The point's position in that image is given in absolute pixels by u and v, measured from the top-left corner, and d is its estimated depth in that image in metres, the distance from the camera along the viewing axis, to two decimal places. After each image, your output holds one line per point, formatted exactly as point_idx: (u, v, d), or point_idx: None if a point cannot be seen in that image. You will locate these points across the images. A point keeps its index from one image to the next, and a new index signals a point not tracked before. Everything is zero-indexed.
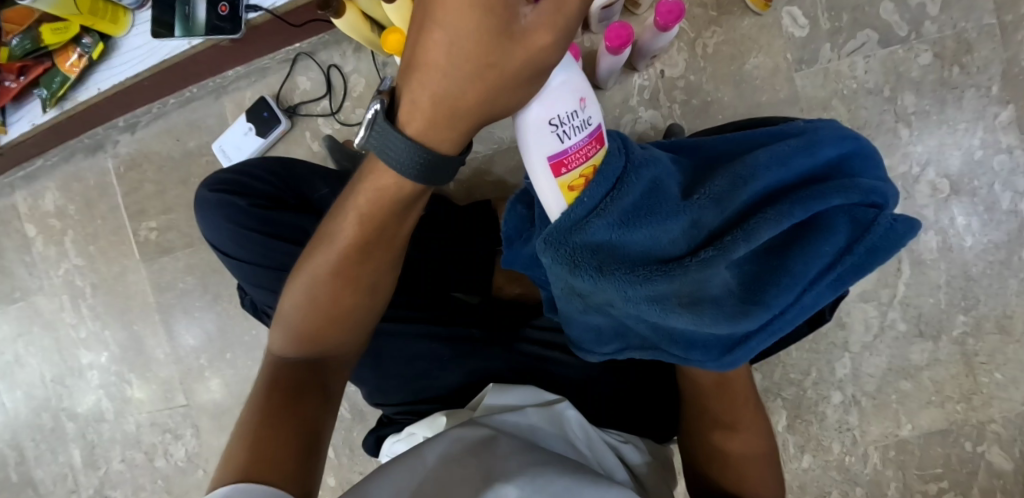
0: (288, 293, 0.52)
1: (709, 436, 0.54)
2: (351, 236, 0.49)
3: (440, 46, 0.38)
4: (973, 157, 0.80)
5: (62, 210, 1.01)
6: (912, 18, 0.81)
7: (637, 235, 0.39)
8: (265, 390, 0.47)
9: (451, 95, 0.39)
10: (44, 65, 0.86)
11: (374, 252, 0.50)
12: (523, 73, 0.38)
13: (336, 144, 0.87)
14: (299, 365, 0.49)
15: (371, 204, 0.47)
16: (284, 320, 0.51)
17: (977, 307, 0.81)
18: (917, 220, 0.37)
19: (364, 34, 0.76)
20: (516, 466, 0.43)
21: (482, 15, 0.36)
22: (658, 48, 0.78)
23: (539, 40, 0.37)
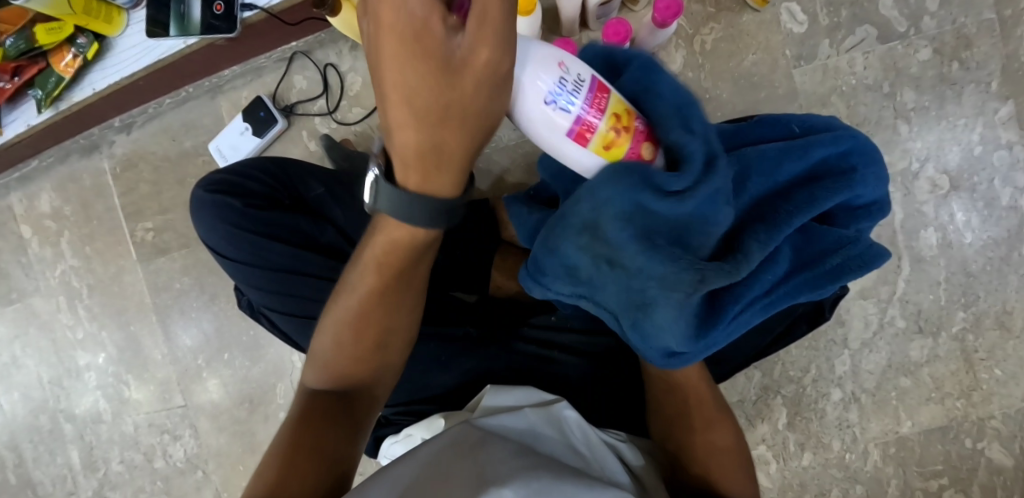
0: (319, 332, 0.52)
1: (684, 433, 0.56)
2: (372, 281, 0.50)
3: (397, 103, 0.38)
4: (973, 153, 0.80)
5: (58, 211, 1.00)
6: (911, 13, 0.80)
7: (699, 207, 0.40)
8: (296, 420, 0.48)
9: (421, 116, 0.38)
10: (38, 65, 0.85)
11: (397, 292, 0.51)
12: (484, 91, 0.37)
13: (332, 143, 0.87)
14: (329, 396, 0.50)
15: (388, 252, 0.48)
16: (315, 356, 0.52)
17: (977, 303, 0.81)
18: (887, 257, 0.46)
19: (360, 32, 0.76)
20: (516, 468, 0.42)
21: (417, 60, 0.36)
22: (655, 44, 0.78)
23: (482, 57, 0.35)
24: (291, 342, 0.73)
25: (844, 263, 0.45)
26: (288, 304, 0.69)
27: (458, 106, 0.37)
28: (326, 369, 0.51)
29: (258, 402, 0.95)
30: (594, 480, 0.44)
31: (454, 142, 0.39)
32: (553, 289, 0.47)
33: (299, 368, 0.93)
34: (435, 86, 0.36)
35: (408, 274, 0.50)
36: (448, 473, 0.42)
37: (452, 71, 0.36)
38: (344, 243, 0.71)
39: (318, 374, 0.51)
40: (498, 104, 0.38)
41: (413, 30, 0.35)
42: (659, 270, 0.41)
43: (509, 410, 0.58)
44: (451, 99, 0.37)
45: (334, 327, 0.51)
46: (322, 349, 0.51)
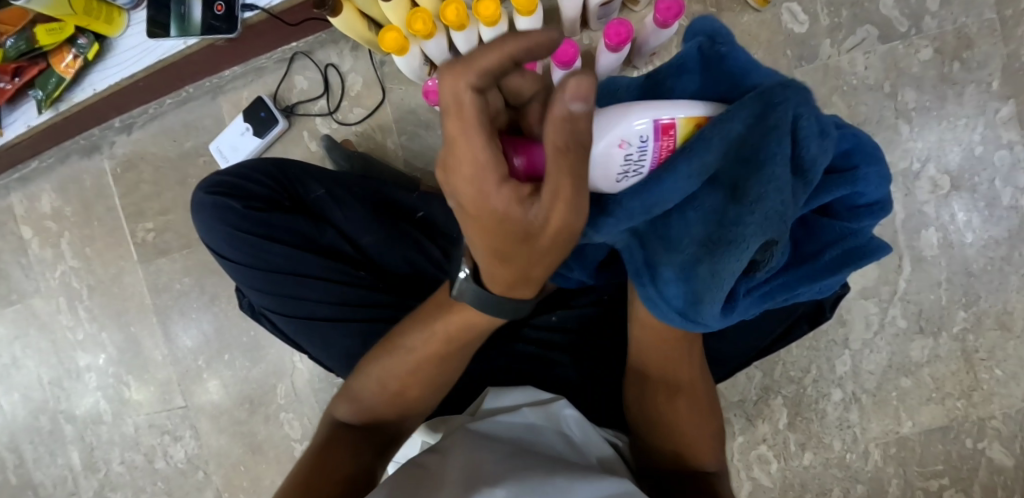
0: (368, 369, 0.58)
1: (657, 399, 0.55)
2: (435, 348, 0.55)
3: (485, 250, 0.41)
4: (973, 153, 0.80)
5: (59, 211, 1.00)
6: (911, 14, 0.81)
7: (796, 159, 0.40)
8: (329, 443, 0.55)
9: (508, 262, 0.41)
10: (39, 66, 0.85)
11: (452, 360, 0.56)
12: (559, 243, 0.39)
13: (333, 144, 0.87)
14: (361, 429, 0.57)
15: (458, 332, 0.53)
16: (358, 389, 0.58)
17: (977, 303, 0.81)
18: (884, 251, 0.46)
19: (361, 33, 0.76)
20: (507, 471, 0.46)
21: (501, 233, 0.38)
22: (657, 46, 0.76)
23: (555, 223, 0.37)
24: (292, 345, 0.73)
25: (842, 256, 0.46)
26: (289, 306, 0.69)
27: (538, 257, 0.41)
28: (361, 405, 0.58)
29: (259, 403, 0.94)
30: (586, 472, 0.48)
31: (539, 273, 0.43)
32: (607, 229, 0.44)
33: (299, 368, 0.93)
34: (520, 249, 0.40)
35: (465, 347, 0.55)
36: (445, 471, 0.47)
37: (535, 241, 0.39)
38: (346, 245, 0.71)
39: (353, 407, 0.58)
40: (566, 247, 0.40)
41: (495, 219, 0.37)
42: (759, 219, 0.39)
43: (509, 411, 0.58)
44: (535, 255, 0.40)
45: (378, 376, 0.56)
46: (364, 389, 0.57)
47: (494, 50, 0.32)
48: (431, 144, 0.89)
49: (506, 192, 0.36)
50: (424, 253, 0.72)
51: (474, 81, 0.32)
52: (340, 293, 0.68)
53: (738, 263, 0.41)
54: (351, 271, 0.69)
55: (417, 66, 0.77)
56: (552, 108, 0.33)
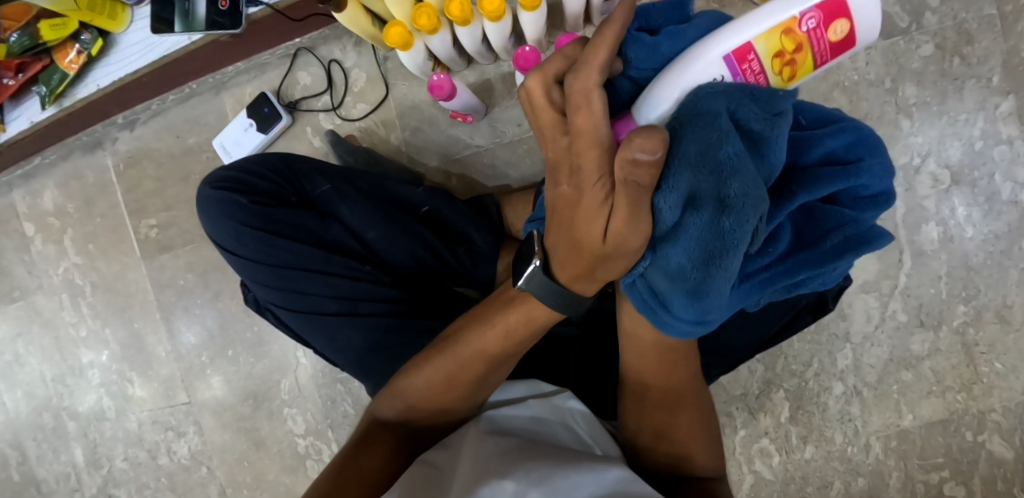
0: (416, 370, 0.57)
1: (660, 417, 0.54)
2: (490, 350, 0.53)
3: (570, 239, 0.44)
4: (973, 148, 0.81)
5: (61, 208, 1.00)
6: (911, 10, 0.81)
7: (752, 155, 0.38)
8: (366, 444, 0.56)
9: (580, 257, 0.44)
10: (42, 62, 0.85)
11: (503, 363, 0.55)
12: (631, 252, 0.41)
13: (337, 139, 0.87)
14: (397, 428, 0.57)
15: (520, 331, 0.52)
16: (400, 390, 0.57)
17: (977, 297, 0.82)
18: (888, 239, 0.47)
19: (365, 28, 0.76)
20: (515, 460, 0.48)
21: (587, 221, 0.41)
22: None
23: (618, 226, 0.40)
24: (297, 339, 0.74)
25: (845, 241, 0.46)
26: (294, 302, 0.69)
27: (610, 261, 0.43)
28: (403, 407, 0.57)
29: (263, 399, 0.95)
30: (595, 460, 0.49)
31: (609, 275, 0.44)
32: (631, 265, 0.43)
33: (303, 363, 0.93)
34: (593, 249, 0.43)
35: (520, 349, 0.54)
36: (455, 469, 0.49)
37: (610, 245, 0.41)
38: (350, 240, 0.72)
39: (393, 410, 0.58)
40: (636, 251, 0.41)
41: (590, 209, 0.41)
42: (750, 210, 0.37)
43: (513, 403, 0.59)
44: (606, 258, 0.42)
45: (425, 377, 0.56)
46: (408, 390, 0.57)
47: (603, 47, 0.37)
48: (435, 139, 0.89)
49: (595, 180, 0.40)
50: (429, 247, 0.73)
51: (598, 78, 0.37)
52: (345, 288, 0.68)
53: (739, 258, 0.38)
54: (356, 266, 0.69)
55: (421, 61, 0.77)
56: (619, 150, 0.36)
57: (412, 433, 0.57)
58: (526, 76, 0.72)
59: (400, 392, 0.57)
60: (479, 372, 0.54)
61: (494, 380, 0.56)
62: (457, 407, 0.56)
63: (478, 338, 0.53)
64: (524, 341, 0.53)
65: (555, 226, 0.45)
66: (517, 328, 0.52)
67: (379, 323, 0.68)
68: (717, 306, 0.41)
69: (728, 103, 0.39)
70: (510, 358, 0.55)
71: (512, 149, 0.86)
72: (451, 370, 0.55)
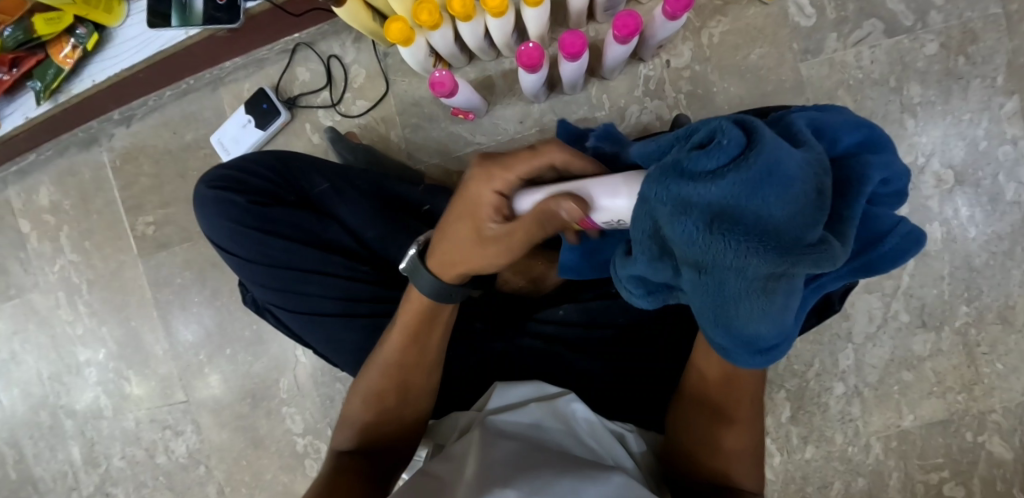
0: (359, 386, 0.61)
1: (714, 434, 0.56)
2: (399, 342, 0.59)
3: (460, 229, 0.52)
4: (977, 148, 0.80)
5: (57, 205, 0.99)
6: (917, 8, 0.81)
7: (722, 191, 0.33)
8: (333, 469, 0.56)
9: (454, 240, 0.53)
10: (37, 56, 0.84)
11: (416, 358, 0.59)
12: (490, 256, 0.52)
13: (337, 136, 0.86)
14: (359, 451, 0.58)
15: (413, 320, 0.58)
16: (352, 415, 0.60)
17: (980, 297, 0.81)
18: (920, 238, 0.39)
19: (365, 23, 0.75)
20: (517, 469, 0.48)
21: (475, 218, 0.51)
22: (664, 37, 0.75)
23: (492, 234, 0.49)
24: (297, 340, 0.73)
25: (899, 246, 0.39)
26: (294, 302, 0.69)
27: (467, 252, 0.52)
28: (357, 429, 0.60)
29: (261, 398, 0.94)
30: (599, 470, 0.49)
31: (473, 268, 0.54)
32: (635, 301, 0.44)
33: (301, 362, 0.92)
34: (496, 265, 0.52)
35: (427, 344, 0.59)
36: (458, 479, 0.49)
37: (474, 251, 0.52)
38: (348, 239, 0.71)
39: (351, 432, 0.60)
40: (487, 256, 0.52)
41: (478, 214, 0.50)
42: (730, 264, 0.34)
43: (517, 407, 0.59)
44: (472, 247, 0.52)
45: (364, 385, 0.60)
46: (357, 409, 0.60)
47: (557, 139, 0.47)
48: (435, 137, 0.88)
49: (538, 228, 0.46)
50: None
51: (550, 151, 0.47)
52: (341, 287, 0.68)
53: (752, 303, 0.35)
54: (355, 266, 0.69)
55: (422, 57, 0.76)
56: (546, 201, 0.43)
57: (373, 451, 0.58)
58: (529, 72, 0.71)
59: (352, 409, 0.61)
60: (399, 369, 0.59)
61: (418, 382, 0.60)
62: (397, 415, 0.59)
63: (388, 337, 0.59)
64: (426, 329, 0.58)
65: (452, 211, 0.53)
66: (413, 319, 0.58)
67: (376, 322, 0.68)
68: (764, 330, 0.37)
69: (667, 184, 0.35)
70: (424, 354, 0.59)
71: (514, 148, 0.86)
72: (380, 370, 0.59)
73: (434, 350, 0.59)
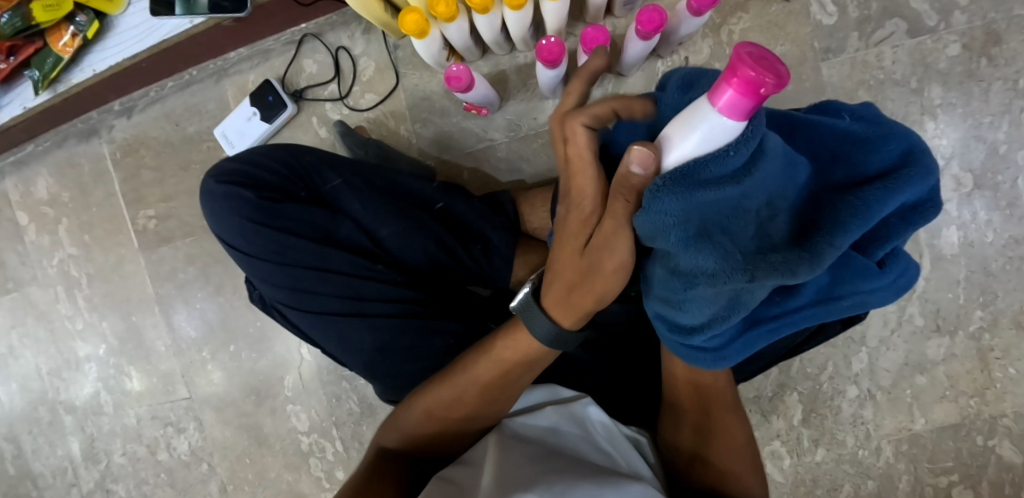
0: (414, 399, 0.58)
1: (703, 425, 0.56)
2: (484, 378, 0.55)
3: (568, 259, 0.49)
4: (997, 152, 0.79)
5: (55, 197, 0.97)
6: (941, 8, 0.79)
7: (708, 203, 0.36)
8: (366, 474, 0.57)
9: (570, 279, 0.49)
10: (36, 45, 0.83)
11: (495, 395, 0.56)
12: (609, 276, 0.47)
13: (347, 130, 0.83)
14: (397, 459, 0.58)
15: (508, 362, 0.54)
16: (399, 420, 0.59)
17: (995, 302, 0.81)
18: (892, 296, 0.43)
19: (377, 14, 0.72)
20: (534, 476, 0.47)
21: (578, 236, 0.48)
22: (686, 33, 0.73)
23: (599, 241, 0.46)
24: (305, 338, 0.71)
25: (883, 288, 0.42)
26: (304, 301, 0.67)
27: (582, 281, 0.48)
28: (401, 434, 0.59)
29: (265, 395, 0.92)
30: (618, 482, 0.48)
31: (588, 300, 0.49)
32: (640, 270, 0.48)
33: (307, 360, 0.91)
34: (618, 275, 0.46)
35: (512, 383, 0.55)
36: (477, 486, 0.48)
37: (587, 273, 0.48)
38: (362, 237, 0.69)
39: (395, 436, 0.59)
40: (602, 279, 0.47)
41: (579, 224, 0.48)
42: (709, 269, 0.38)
43: (531, 412, 0.58)
44: (588, 274, 0.48)
45: (432, 406, 0.57)
46: (406, 419, 0.58)
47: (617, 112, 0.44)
48: (446, 132, 0.86)
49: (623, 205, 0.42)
50: (442, 245, 0.70)
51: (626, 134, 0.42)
52: (354, 288, 0.66)
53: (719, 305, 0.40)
54: (368, 265, 0.67)
55: (436, 51, 0.74)
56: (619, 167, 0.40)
57: (418, 465, 0.58)
58: (547, 67, 0.69)
59: (407, 419, 0.58)
60: (477, 402, 0.56)
61: (488, 413, 0.56)
62: (451, 434, 0.58)
63: (472, 371, 0.55)
64: (518, 371, 0.55)
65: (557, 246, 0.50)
66: (507, 360, 0.54)
67: (389, 323, 0.66)
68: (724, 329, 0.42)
69: (678, 196, 0.36)
70: (510, 390, 0.56)
71: (527, 145, 0.84)
72: (449, 399, 0.56)
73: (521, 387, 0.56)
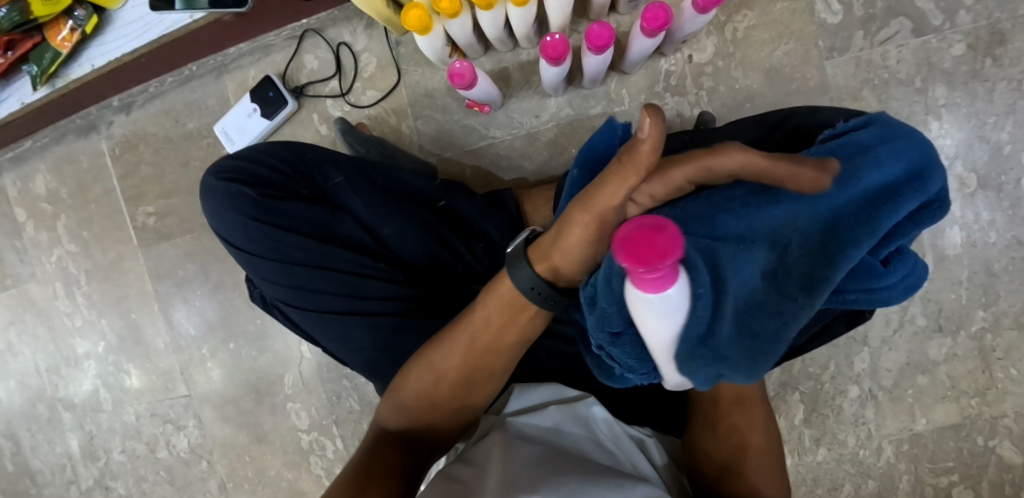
0: (404, 380, 0.58)
1: (734, 420, 0.56)
2: (465, 342, 0.55)
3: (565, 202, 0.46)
4: (1001, 152, 0.79)
5: (54, 193, 0.96)
6: (946, 7, 0.79)
7: (717, 319, 0.39)
8: (362, 461, 0.55)
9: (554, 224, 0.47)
10: (33, 39, 0.82)
11: (481, 360, 0.55)
12: (577, 237, 0.45)
13: (348, 127, 0.83)
14: (393, 442, 0.57)
15: (488, 324, 0.53)
16: (393, 403, 0.58)
17: (997, 303, 0.81)
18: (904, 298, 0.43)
19: (379, 10, 0.71)
20: (542, 475, 0.47)
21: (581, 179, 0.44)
22: (691, 31, 0.73)
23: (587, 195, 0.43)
24: (306, 337, 0.71)
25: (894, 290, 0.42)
26: (305, 299, 0.67)
27: (558, 233, 0.46)
28: (397, 417, 0.58)
29: (264, 393, 0.92)
30: (623, 481, 0.48)
31: (557, 257, 0.47)
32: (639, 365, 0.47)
33: (307, 358, 0.90)
34: (581, 237, 0.45)
35: (496, 346, 0.55)
36: (483, 486, 0.48)
37: (563, 222, 0.45)
38: (363, 235, 0.68)
39: (390, 418, 0.58)
40: (571, 238, 0.45)
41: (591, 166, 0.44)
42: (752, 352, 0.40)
43: (535, 411, 0.58)
44: (564, 224, 0.45)
45: (422, 372, 0.57)
46: (401, 401, 0.58)
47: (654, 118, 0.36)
48: (448, 129, 0.86)
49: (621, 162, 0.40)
50: (444, 243, 0.70)
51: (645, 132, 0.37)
52: (356, 285, 0.66)
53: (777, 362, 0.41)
54: (370, 263, 0.67)
55: (439, 48, 0.74)
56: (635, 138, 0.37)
57: (415, 445, 0.57)
58: (551, 64, 0.69)
59: (401, 391, 0.58)
60: (463, 367, 0.55)
61: (477, 379, 0.56)
62: (446, 408, 0.57)
63: (457, 331, 0.55)
64: (499, 335, 0.54)
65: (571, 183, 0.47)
66: (491, 318, 0.53)
67: (391, 321, 0.66)
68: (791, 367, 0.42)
69: (683, 341, 0.39)
70: (497, 354, 0.55)
71: (529, 142, 0.84)
72: (439, 369, 0.56)
73: (510, 351, 0.55)
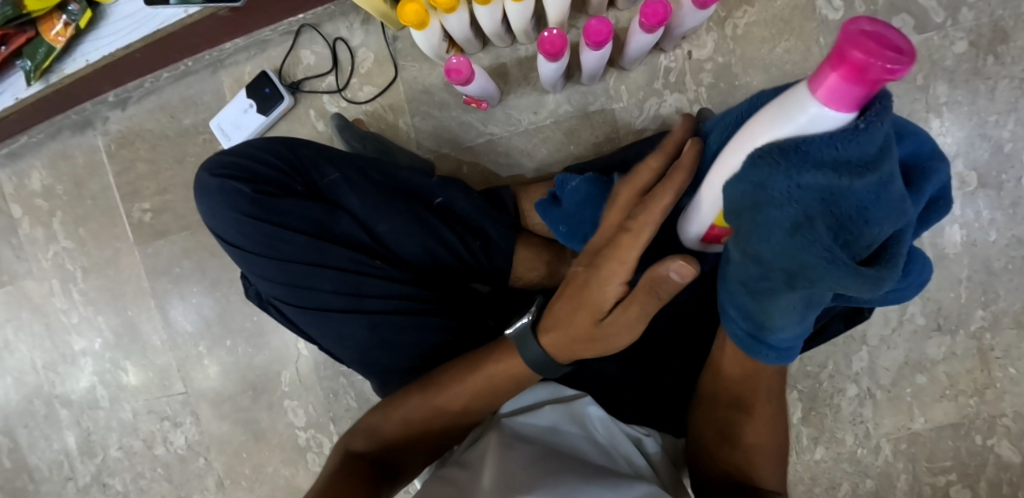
0: (395, 406, 0.58)
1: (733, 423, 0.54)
2: (469, 387, 0.55)
3: (579, 326, 0.49)
4: (1002, 150, 0.78)
5: (50, 190, 0.95)
6: (948, 3, 0.78)
7: (817, 189, 0.34)
8: (339, 476, 0.55)
9: (582, 343, 0.50)
10: (27, 34, 0.81)
11: (478, 406, 0.56)
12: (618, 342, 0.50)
13: (345, 124, 0.82)
14: (370, 463, 0.57)
15: (495, 379, 0.55)
16: (377, 426, 0.58)
17: (996, 302, 0.80)
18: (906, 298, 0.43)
19: (376, 4, 0.71)
20: (536, 474, 0.47)
21: (588, 307, 0.48)
22: (691, 26, 0.72)
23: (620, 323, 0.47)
24: (302, 334, 0.70)
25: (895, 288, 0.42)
26: (302, 296, 0.66)
27: (592, 347, 0.50)
28: (378, 438, 0.58)
29: (262, 390, 0.92)
30: (618, 482, 0.48)
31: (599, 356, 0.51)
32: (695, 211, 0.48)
33: (304, 356, 0.90)
34: (626, 342, 0.50)
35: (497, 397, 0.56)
36: (476, 487, 0.47)
37: (598, 340, 0.49)
38: (360, 233, 0.68)
39: (371, 439, 0.59)
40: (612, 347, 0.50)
41: (594, 298, 0.48)
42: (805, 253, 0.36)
43: (531, 410, 0.58)
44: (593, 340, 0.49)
45: (419, 405, 0.57)
46: (387, 424, 0.58)
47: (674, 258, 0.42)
48: (446, 126, 0.85)
49: (641, 302, 0.45)
50: (443, 242, 0.69)
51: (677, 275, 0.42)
52: (353, 283, 0.65)
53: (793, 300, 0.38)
54: (368, 261, 0.66)
55: (436, 43, 0.73)
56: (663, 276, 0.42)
57: (390, 469, 0.57)
58: (549, 60, 0.68)
59: (388, 417, 0.58)
60: (461, 409, 0.56)
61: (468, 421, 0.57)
62: (431, 439, 0.58)
63: (462, 376, 0.56)
64: (502, 390, 0.55)
65: (562, 302, 0.50)
66: (500, 373, 0.54)
67: (389, 320, 0.65)
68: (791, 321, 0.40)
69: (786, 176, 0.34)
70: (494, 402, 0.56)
71: (527, 139, 0.83)
72: (434, 405, 0.56)
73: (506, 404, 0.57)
